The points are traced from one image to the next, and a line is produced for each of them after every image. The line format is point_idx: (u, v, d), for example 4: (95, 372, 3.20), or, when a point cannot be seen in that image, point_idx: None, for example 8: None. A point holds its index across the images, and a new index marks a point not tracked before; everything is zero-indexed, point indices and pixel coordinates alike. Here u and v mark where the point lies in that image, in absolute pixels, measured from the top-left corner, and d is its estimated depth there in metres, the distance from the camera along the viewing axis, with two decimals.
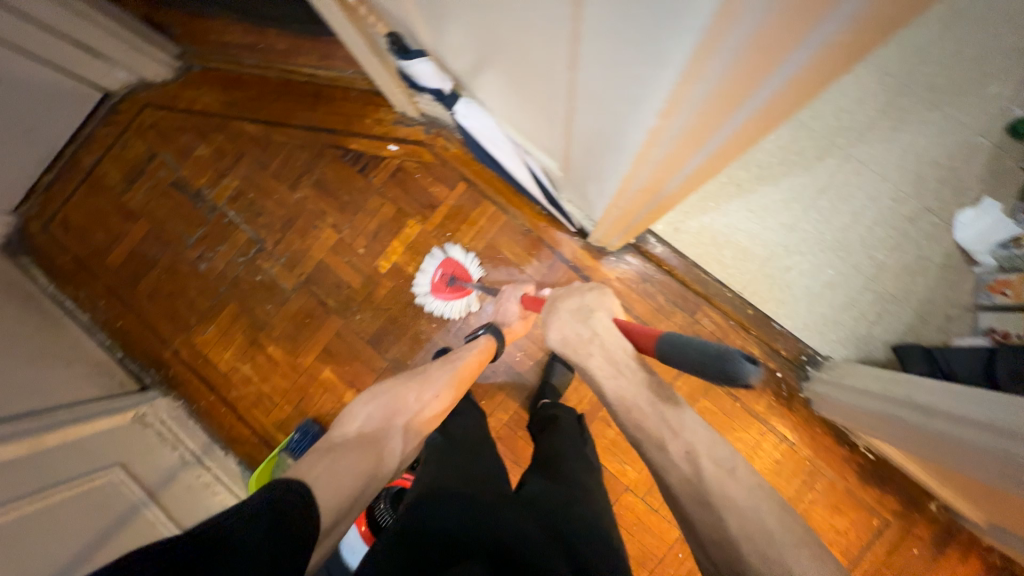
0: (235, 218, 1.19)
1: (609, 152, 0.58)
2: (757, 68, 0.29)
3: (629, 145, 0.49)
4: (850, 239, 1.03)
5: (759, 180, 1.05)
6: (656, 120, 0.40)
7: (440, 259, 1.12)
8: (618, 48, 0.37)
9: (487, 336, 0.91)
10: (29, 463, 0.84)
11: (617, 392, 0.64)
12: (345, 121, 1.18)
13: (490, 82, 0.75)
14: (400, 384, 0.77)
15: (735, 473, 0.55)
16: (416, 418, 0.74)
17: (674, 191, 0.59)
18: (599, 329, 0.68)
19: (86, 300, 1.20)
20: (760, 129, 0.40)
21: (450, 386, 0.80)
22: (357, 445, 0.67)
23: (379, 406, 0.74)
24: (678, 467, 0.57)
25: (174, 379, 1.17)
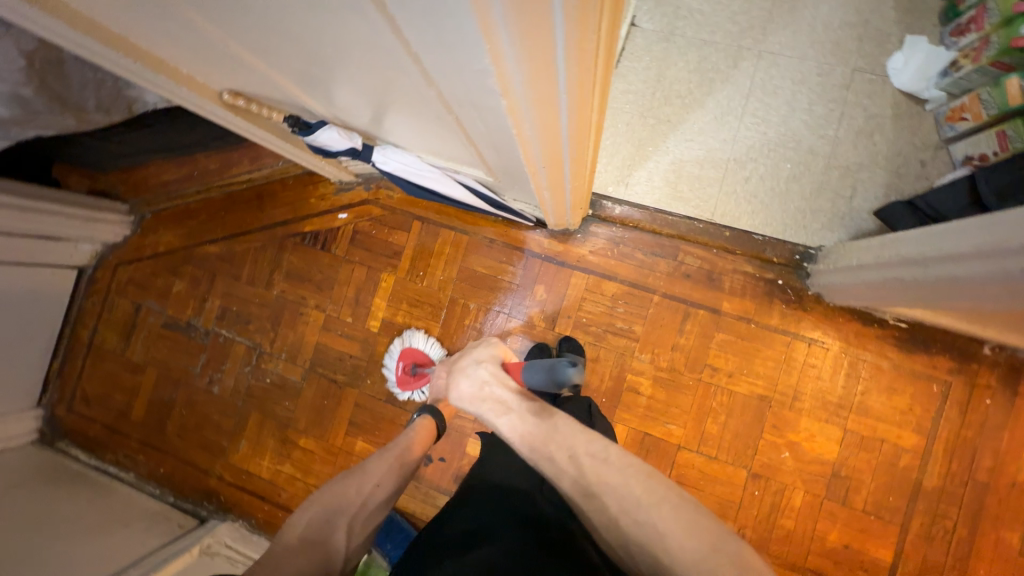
0: (228, 333, 1.24)
1: (504, 142, 0.60)
2: (540, 36, 0.31)
3: (509, 131, 0.52)
4: (795, 128, 1.02)
5: (685, 109, 1.05)
6: (506, 103, 0.42)
7: (399, 352, 1.14)
8: (447, 51, 0.40)
9: (424, 417, 0.89)
10: None
11: (518, 428, 0.67)
12: (292, 209, 1.23)
13: (391, 124, 0.78)
14: (339, 480, 0.74)
15: (608, 461, 0.62)
16: (362, 512, 0.71)
17: (579, 159, 0.61)
18: (488, 376, 0.73)
19: (127, 459, 1.26)
20: (601, 80, 0.42)
21: (394, 470, 0.77)
22: (292, 557, 0.62)
23: (321, 508, 0.70)
24: (564, 471, 0.62)
25: (228, 501, 1.20)
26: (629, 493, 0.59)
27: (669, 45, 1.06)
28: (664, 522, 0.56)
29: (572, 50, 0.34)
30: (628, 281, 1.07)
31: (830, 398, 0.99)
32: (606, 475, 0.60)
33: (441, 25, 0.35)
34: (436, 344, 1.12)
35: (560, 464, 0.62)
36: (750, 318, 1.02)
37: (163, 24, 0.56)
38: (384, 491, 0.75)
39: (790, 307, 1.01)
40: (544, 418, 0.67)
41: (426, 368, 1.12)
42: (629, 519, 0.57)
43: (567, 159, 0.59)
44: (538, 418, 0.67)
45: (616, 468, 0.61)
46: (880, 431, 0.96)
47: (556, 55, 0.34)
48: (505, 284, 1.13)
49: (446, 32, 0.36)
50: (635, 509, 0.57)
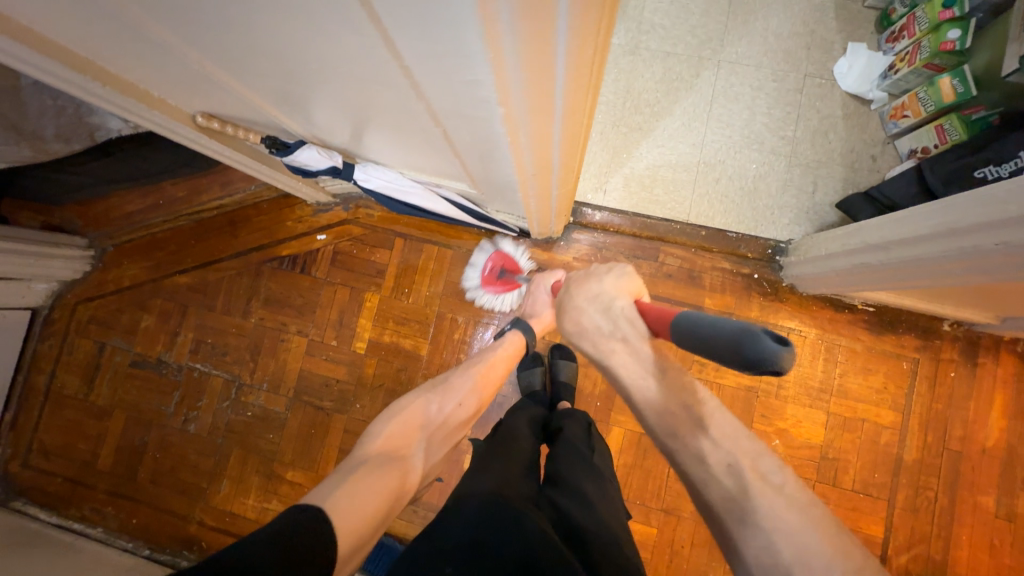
0: (204, 367, 1.18)
1: (493, 153, 0.61)
2: (541, 46, 0.32)
3: (502, 140, 0.52)
4: (757, 130, 1.08)
5: (655, 117, 1.10)
6: (502, 111, 0.43)
7: (490, 252, 1.10)
8: (441, 65, 0.40)
9: (515, 331, 0.92)
10: None
11: (646, 391, 0.62)
12: (268, 234, 1.20)
13: (371, 141, 0.78)
14: (418, 397, 0.77)
15: (783, 490, 0.52)
16: (443, 428, 0.76)
17: (568, 166, 0.62)
18: (622, 318, 0.64)
19: (94, 513, 1.16)
20: (595, 88, 0.44)
21: (472, 391, 0.81)
22: (385, 460, 0.66)
23: (405, 420, 0.73)
24: (716, 479, 0.54)
25: (210, 547, 1.13)
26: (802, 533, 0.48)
27: (635, 57, 1.12)
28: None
29: (571, 59, 0.35)
30: None
31: (812, 383, 1.03)
32: (771, 499, 0.51)
33: (437, 39, 0.36)
34: (528, 256, 1.10)
35: (714, 471, 0.55)
36: (732, 312, 1.06)
37: (139, 47, 0.55)
38: (459, 410, 0.79)
39: (767, 299, 1.06)
40: (714, 416, 0.58)
41: (512, 274, 1.10)
42: (802, 570, 0.46)
43: (558, 167, 0.60)
44: (675, 387, 0.61)
45: (788, 498, 0.51)
46: (860, 411, 1.01)
47: (555, 63, 0.35)
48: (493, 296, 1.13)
49: (441, 47, 0.37)
50: (812, 560, 0.46)
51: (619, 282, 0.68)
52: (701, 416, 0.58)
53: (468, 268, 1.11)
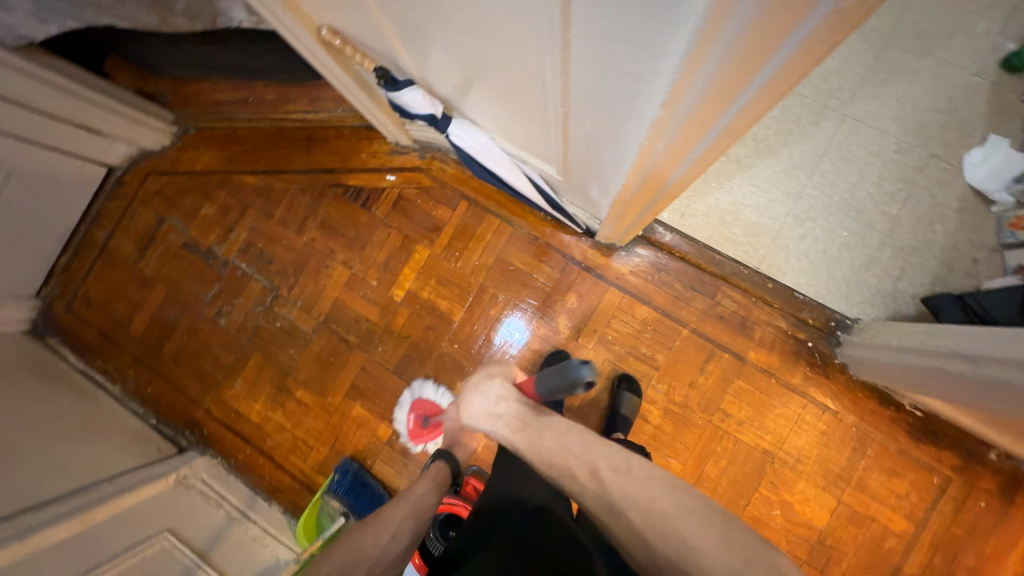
0: (248, 268, 1.21)
1: (611, 148, 0.58)
2: (750, 58, 0.30)
3: (634, 139, 0.50)
4: (860, 198, 1.02)
5: (757, 154, 1.05)
6: (659, 113, 0.40)
7: (409, 405, 1.11)
8: (615, 49, 0.38)
9: (438, 461, 0.87)
10: (80, 540, 0.83)
11: (533, 439, 0.64)
12: (341, 159, 1.20)
13: (479, 99, 0.76)
14: (352, 536, 0.70)
15: (631, 473, 0.59)
16: (380, 566, 0.66)
17: (680, 184, 0.59)
18: (500, 395, 0.69)
19: (115, 371, 1.23)
20: (763, 113, 0.41)
21: (413, 520, 0.73)
22: None
23: (335, 565, 0.65)
24: (586, 487, 0.59)
25: (210, 436, 1.18)
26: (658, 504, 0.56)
27: None
28: (692, 527, 0.54)
29: (772, 77, 0.32)
30: (661, 309, 1.07)
31: (832, 467, 1.00)
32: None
33: (629, 22, 0.33)
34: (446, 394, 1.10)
35: (582, 480, 0.60)
36: (772, 372, 1.03)
37: None
38: (397, 543, 0.69)
39: (813, 371, 1.02)
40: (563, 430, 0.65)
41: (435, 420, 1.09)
42: (654, 532, 0.54)
43: (672, 180, 0.57)
44: (556, 429, 0.64)
45: (639, 480, 0.59)
46: (872, 510, 0.98)
47: (751, 78, 0.32)
48: (539, 285, 1.11)
49: (628, 31, 0.34)
50: (660, 521, 0.55)
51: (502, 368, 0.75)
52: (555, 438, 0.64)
53: (394, 425, 1.12)
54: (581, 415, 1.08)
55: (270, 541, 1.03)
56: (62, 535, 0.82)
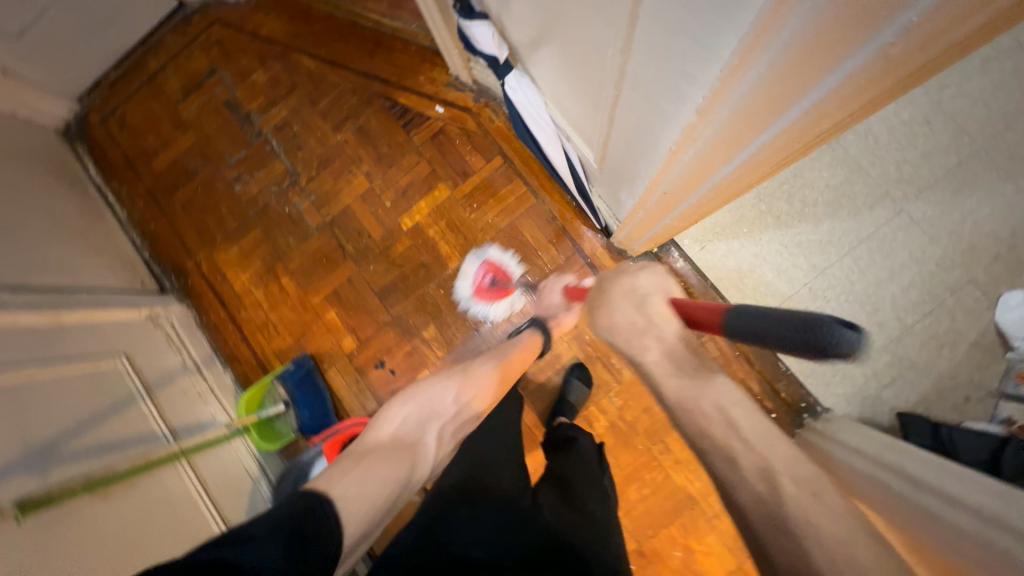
0: (277, 147, 1.22)
1: (644, 149, 0.58)
2: (801, 75, 0.30)
3: (667, 142, 0.49)
4: (881, 296, 0.98)
5: (798, 217, 1.01)
6: (697, 114, 0.40)
7: (479, 262, 1.12)
8: (672, 40, 0.37)
9: (532, 332, 0.90)
10: (48, 333, 0.89)
11: (682, 391, 0.52)
12: (399, 73, 1.19)
13: (542, 60, 0.74)
14: (434, 385, 0.76)
15: (820, 497, 0.44)
16: (454, 421, 0.74)
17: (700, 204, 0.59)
18: (656, 315, 0.58)
19: (126, 197, 1.27)
20: (798, 143, 0.41)
21: (489, 389, 0.79)
22: (395, 447, 0.65)
23: (416, 410, 0.72)
24: (745, 481, 0.47)
25: (191, 288, 1.22)
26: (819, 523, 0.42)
27: (826, 149, 1.02)
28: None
29: (815, 102, 0.32)
30: None
31: None
32: None
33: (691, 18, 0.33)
34: (518, 261, 1.11)
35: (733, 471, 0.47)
36: None
37: None
38: (472, 406, 0.76)
39: None
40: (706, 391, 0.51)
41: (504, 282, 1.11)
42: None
43: (693, 193, 0.57)
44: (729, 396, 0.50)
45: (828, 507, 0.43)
46: None
47: (796, 100, 0.33)
48: (541, 263, 1.10)
49: (685, 28, 0.34)
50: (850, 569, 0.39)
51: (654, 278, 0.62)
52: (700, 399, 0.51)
53: (456, 282, 1.12)
54: (532, 398, 1.09)
55: (213, 402, 1.09)
56: (30, 322, 0.87)
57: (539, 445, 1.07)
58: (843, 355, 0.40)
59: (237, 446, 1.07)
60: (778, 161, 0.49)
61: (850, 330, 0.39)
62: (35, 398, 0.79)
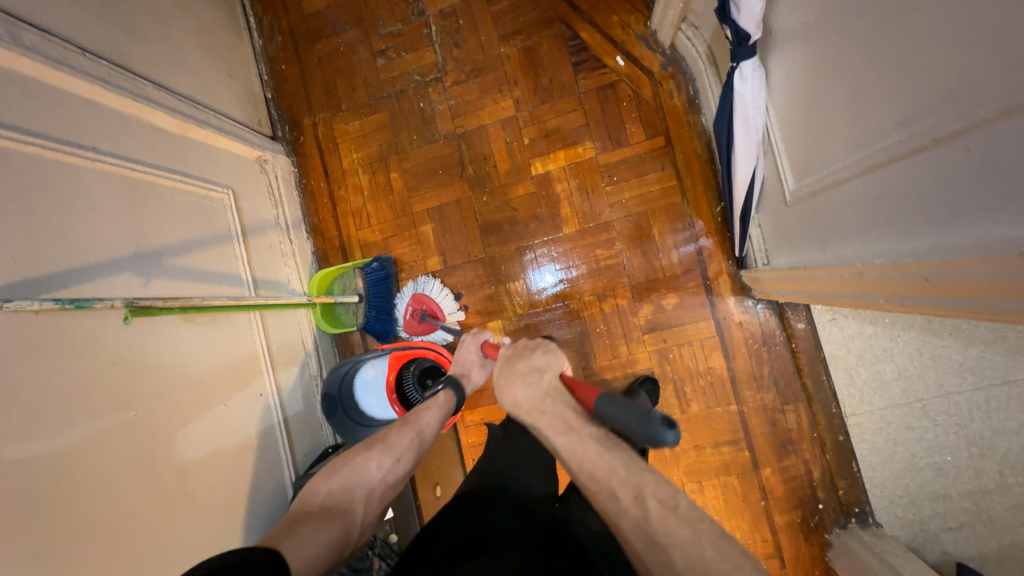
0: (434, 34, 1.13)
1: (933, 219, 0.49)
2: None
3: (1000, 235, 0.41)
4: (995, 446, 0.80)
5: (949, 327, 0.82)
6: None
7: (408, 297, 1.10)
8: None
9: (448, 390, 0.76)
10: (174, 142, 0.86)
11: (573, 444, 0.53)
12: (593, 3, 1.06)
13: (811, 60, 0.63)
14: (359, 450, 0.67)
15: (677, 509, 0.47)
16: (383, 488, 0.66)
17: (951, 306, 0.49)
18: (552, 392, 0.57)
19: (267, 27, 1.20)
20: None
21: (417, 448, 0.70)
22: (316, 528, 0.58)
23: (337, 485, 0.64)
24: (625, 512, 0.48)
25: (299, 146, 1.19)
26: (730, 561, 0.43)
27: None
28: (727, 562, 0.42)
29: None
30: (733, 373, 1.02)
31: None
32: None
33: None
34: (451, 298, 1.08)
35: (620, 503, 0.48)
36: (766, 496, 1.02)
37: None
38: (403, 469, 0.68)
39: (799, 524, 1.01)
40: (597, 438, 0.53)
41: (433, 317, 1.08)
42: None
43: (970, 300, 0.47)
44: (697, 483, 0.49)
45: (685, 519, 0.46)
46: None
47: None
48: (656, 265, 1.03)
49: None
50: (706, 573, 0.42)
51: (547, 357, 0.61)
52: (592, 447, 0.52)
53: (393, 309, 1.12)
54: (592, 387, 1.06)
55: (291, 266, 1.08)
56: (162, 125, 0.84)
57: None
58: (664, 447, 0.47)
59: (301, 318, 1.06)
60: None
61: (669, 432, 0.46)
62: (151, 206, 0.76)
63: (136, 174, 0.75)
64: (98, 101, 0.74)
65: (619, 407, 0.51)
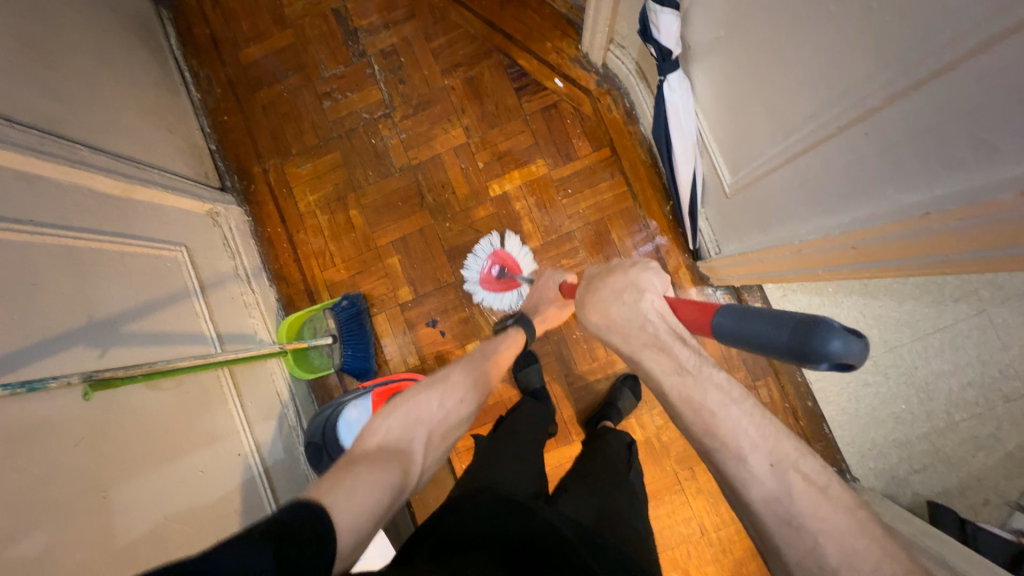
0: (377, 72, 1.16)
1: (850, 195, 0.56)
2: None
3: (910, 201, 0.48)
4: (938, 389, 0.89)
5: (883, 288, 0.92)
6: (1001, 196, 0.38)
7: (490, 252, 1.08)
8: (1014, 114, 0.35)
9: (513, 333, 0.84)
10: (117, 204, 0.83)
11: (686, 388, 0.48)
12: (525, 33, 1.13)
13: (726, 69, 0.70)
14: (422, 387, 0.66)
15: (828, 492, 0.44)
16: (443, 426, 0.66)
17: (883, 266, 0.56)
18: (651, 312, 0.53)
19: (203, 79, 1.19)
20: None
21: (476, 393, 0.71)
22: (387, 458, 0.56)
23: (402, 420, 0.62)
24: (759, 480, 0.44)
25: (251, 194, 1.16)
26: (830, 519, 0.42)
27: None
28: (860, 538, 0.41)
29: None
30: (707, 358, 1.10)
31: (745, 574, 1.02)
32: None
33: None
34: (530, 259, 1.08)
35: (754, 471, 0.44)
36: None
37: None
38: (460, 410, 0.68)
39: None
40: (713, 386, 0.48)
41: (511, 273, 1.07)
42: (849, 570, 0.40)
43: (896, 262, 0.53)
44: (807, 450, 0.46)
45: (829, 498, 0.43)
46: None
47: None
48: None
49: None
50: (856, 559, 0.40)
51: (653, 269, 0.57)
52: (715, 396, 0.47)
53: (467, 264, 1.09)
54: (577, 393, 1.08)
55: (257, 316, 1.05)
56: (104, 188, 0.81)
57: (570, 445, 1.07)
58: (847, 364, 0.40)
59: (274, 369, 1.03)
60: (969, 260, 0.46)
61: (856, 341, 0.39)
62: (100, 274, 0.73)
63: (81, 242, 0.71)
64: (33, 169, 0.70)
65: (770, 327, 0.44)
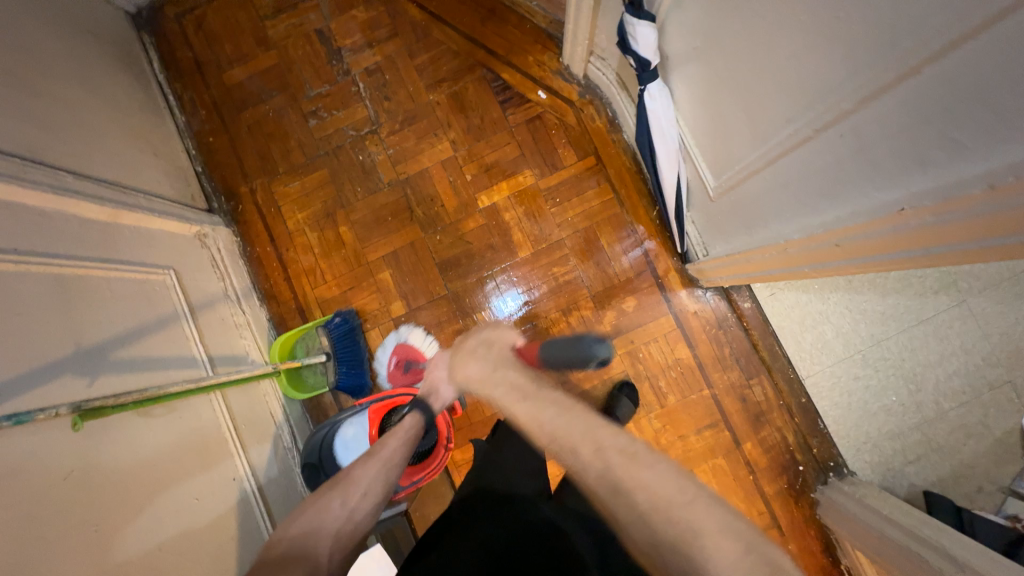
0: (363, 90, 1.17)
1: (830, 192, 0.58)
2: None
3: (886, 197, 0.50)
4: (926, 378, 0.92)
5: (867, 282, 0.95)
6: (972, 188, 0.40)
7: (392, 347, 1.08)
8: (978, 112, 0.37)
9: (414, 413, 0.73)
10: (102, 229, 0.82)
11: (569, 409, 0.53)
12: (507, 47, 1.15)
13: (704, 78, 0.73)
14: (323, 490, 0.59)
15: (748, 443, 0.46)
16: (350, 527, 0.55)
17: (866, 261, 0.58)
18: (497, 361, 0.64)
19: (188, 102, 1.19)
20: None
21: (387, 479, 0.61)
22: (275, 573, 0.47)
23: (298, 531, 0.53)
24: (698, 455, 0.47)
25: (239, 215, 1.16)
26: None
27: None
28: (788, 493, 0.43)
29: None
30: (700, 359, 1.08)
31: None
32: None
33: None
34: (434, 344, 1.07)
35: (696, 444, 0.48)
36: (753, 471, 1.05)
37: None
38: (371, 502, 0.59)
39: (787, 489, 1.05)
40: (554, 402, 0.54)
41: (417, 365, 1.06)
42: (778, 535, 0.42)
43: (879, 255, 0.55)
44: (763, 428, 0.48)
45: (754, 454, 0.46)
46: None
47: None
48: (610, 272, 1.10)
49: None
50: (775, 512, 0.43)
51: (495, 331, 0.70)
52: None
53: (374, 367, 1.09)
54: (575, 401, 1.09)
55: (248, 337, 1.03)
56: (87, 214, 0.80)
57: None
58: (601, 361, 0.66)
59: (267, 390, 1.01)
60: (949, 250, 0.47)
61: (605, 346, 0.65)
62: (87, 301, 0.72)
63: (66, 269, 0.70)
64: (16, 197, 0.69)
65: (570, 350, 0.66)
